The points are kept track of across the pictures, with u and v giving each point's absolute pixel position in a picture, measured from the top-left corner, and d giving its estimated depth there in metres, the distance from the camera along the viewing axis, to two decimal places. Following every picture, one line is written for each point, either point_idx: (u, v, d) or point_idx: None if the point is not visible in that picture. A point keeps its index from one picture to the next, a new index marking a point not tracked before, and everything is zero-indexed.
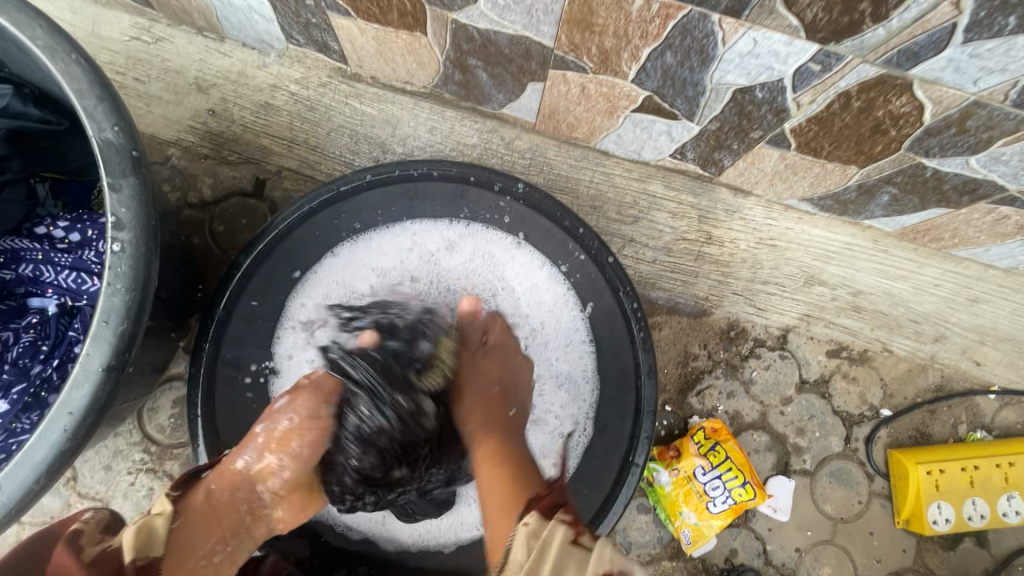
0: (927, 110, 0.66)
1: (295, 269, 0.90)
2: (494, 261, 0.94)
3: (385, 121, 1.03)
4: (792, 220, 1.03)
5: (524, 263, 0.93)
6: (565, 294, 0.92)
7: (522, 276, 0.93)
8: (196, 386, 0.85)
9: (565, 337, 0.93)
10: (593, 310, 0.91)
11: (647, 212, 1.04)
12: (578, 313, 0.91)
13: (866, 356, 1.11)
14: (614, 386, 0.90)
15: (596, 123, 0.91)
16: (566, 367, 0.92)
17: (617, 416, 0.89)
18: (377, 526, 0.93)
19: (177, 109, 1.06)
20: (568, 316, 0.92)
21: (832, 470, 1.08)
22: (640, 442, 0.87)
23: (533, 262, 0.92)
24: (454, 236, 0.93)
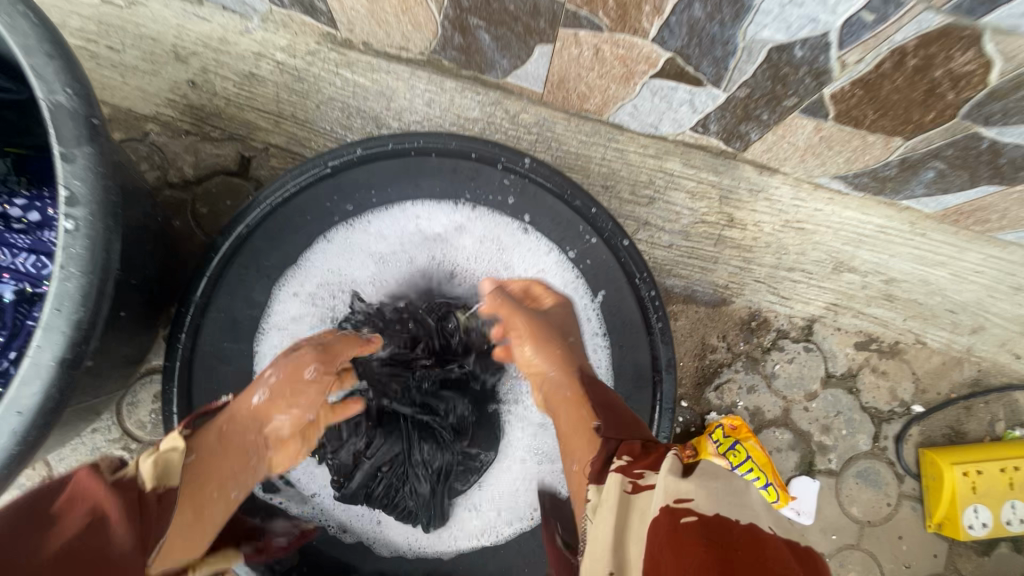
0: (995, 68, 0.58)
1: (283, 254, 0.83)
2: (500, 250, 0.88)
3: (379, 92, 0.95)
4: (823, 201, 0.94)
5: (532, 253, 0.87)
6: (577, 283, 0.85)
7: (528, 263, 0.87)
8: (173, 381, 0.78)
9: None
10: (607, 300, 0.83)
11: (663, 192, 0.95)
12: (590, 303, 0.84)
13: (897, 349, 1.03)
14: (630, 382, 0.82)
15: (610, 92, 0.83)
16: None
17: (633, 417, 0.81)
18: (371, 528, 0.87)
19: (155, 80, 0.98)
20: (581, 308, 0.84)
21: (860, 470, 1.01)
22: None
23: (540, 249, 0.86)
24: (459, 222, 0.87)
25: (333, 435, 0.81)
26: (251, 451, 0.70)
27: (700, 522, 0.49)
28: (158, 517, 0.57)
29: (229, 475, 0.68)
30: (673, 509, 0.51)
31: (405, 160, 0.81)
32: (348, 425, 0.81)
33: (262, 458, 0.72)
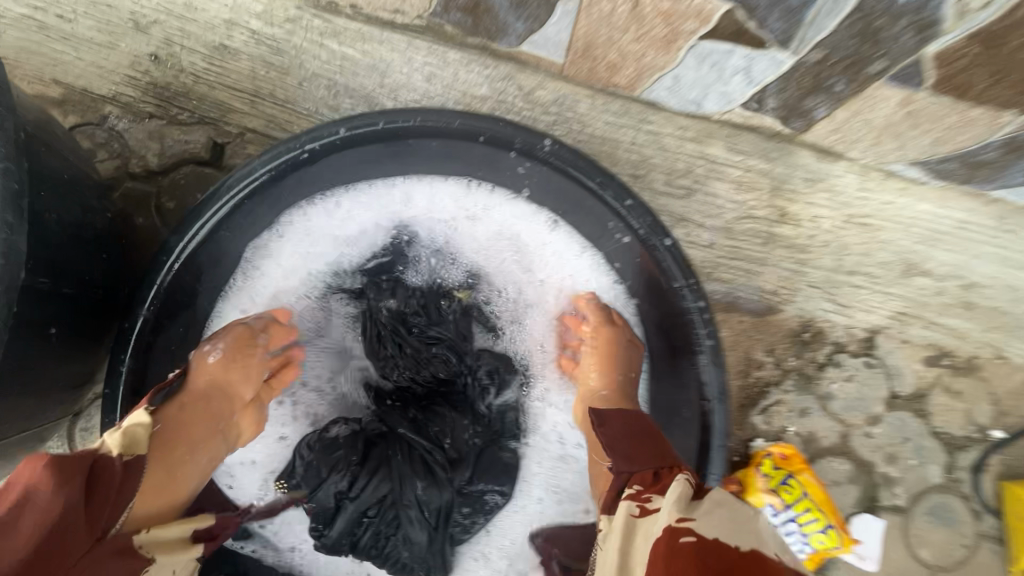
0: None
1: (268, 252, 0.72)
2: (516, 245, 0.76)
3: (370, 66, 0.81)
4: (894, 191, 0.80)
5: (554, 250, 0.75)
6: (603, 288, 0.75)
7: (546, 259, 0.76)
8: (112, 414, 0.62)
9: None
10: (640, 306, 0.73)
11: (704, 181, 0.81)
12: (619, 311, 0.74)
13: (973, 365, 0.88)
14: (668, 405, 0.69)
15: (646, 60, 0.69)
16: None
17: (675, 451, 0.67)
18: None
19: (112, 54, 0.85)
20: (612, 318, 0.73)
21: (930, 506, 0.87)
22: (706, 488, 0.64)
23: (564, 246, 0.74)
24: (466, 212, 0.75)
25: (310, 472, 0.69)
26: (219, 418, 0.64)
27: (699, 542, 0.43)
28: (127, 483, 0.52)
29: (198, 440, 0.62)
30: (674, 529, 0.45)
31: (400, 142, 0.67)
32: (327, 460, 0.69)
33: (227, 426, 0.65)
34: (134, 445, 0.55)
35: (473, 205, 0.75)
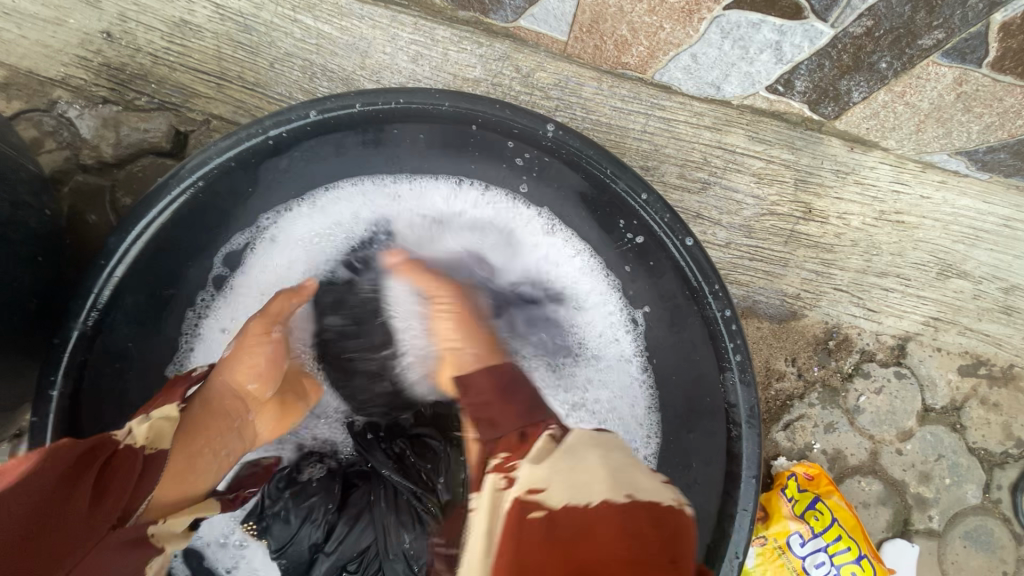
0: None
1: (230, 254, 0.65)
2: (504, 247, 0.71)
3: (349, 45, 0.72)
4: (932, 184, 0.72)
5: (547, 251, 0.69)
6: (603, 292, 0.68)
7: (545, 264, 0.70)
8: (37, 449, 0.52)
9: (604, 347, 0.69)
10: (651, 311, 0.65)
11: (722, 174, 0.73)
12: (619, 313, 0.68)
13: (1012, 374, 0.81)
14: (689, 423, 0.61)
15: (662, 35, 0.62)
16: (605, 393, 0.68)
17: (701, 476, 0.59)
18: None
19: (59, 32, 0.75)
20: (605, 318, 0.69)
21: (967, 529, 0.80)
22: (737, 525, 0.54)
23: (564, 249, 0.69)
24: (448, 214, 0.69)
25: (280, 523, 0.62)
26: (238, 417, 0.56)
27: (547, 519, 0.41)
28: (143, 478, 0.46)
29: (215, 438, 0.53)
30: (524, 501, 0.43)
31: (381, 126, 0.58)
32: (300, 507, 0.63)
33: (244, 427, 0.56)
34: (158, 440, 0.49)
35: (464, 205, 0.69)
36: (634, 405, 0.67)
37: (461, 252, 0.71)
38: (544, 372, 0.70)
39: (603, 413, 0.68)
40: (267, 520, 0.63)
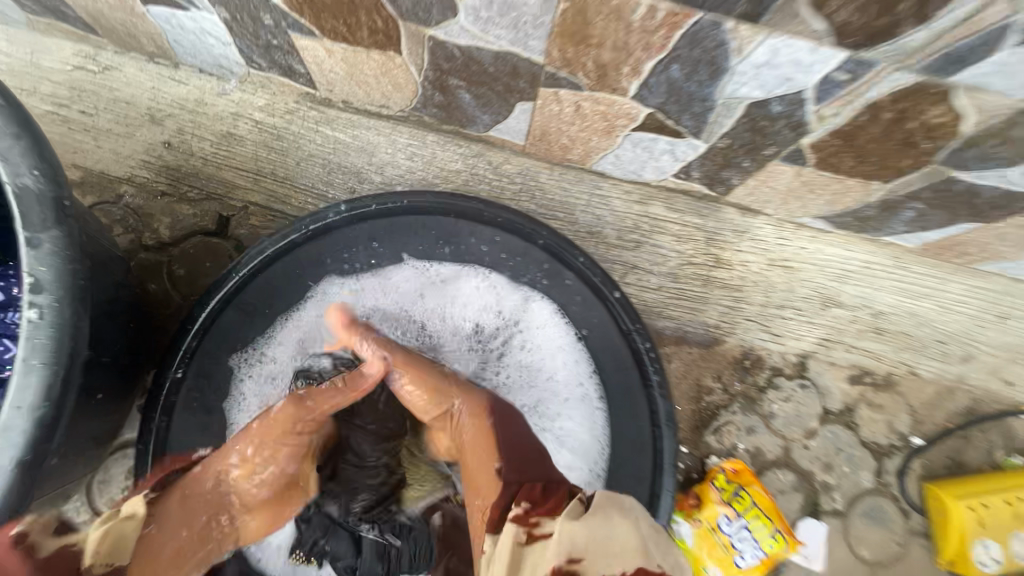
0: (967, 119, 0.59)
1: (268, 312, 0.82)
2: (496, 323, 0.87)
3: (360, 148, 0.94)
4: (807, 238, 0.96)
5: (528, 321, 0.86)
6: (581, 365, 0.84)
7: (528, 331, 0.86)
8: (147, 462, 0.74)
9: (564, 392, 0.85)
10: (593, 357, 0.83)
11: (649, 236, 0.96)
12: (583, 366, 0.83)
13: (890, 382, 1.02)
14: (630, 439, 0.80)
15: (592, 143, 0.83)
16: (565, 427, 0.85)
17: (636, 470, 0.78)
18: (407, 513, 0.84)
19: (128, 142, 0.96)
20: (571, 371, 0.84)
21: (866, 509, 0.99)
22: (660, 499, 0.76)
23: (539, 314, 0.85)
24: (447, 300, 0.87)
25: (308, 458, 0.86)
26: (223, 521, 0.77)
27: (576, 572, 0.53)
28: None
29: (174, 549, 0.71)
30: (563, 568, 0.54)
31: (386, 220, 0.80)
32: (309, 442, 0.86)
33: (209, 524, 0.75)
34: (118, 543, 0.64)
35: (450, 279, 0.86)
36: (593, 434, 0.83)
37: (455, 327, 0.88)
38: (523, 417, 0.86)
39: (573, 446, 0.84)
40: (318, 545, 0.82)
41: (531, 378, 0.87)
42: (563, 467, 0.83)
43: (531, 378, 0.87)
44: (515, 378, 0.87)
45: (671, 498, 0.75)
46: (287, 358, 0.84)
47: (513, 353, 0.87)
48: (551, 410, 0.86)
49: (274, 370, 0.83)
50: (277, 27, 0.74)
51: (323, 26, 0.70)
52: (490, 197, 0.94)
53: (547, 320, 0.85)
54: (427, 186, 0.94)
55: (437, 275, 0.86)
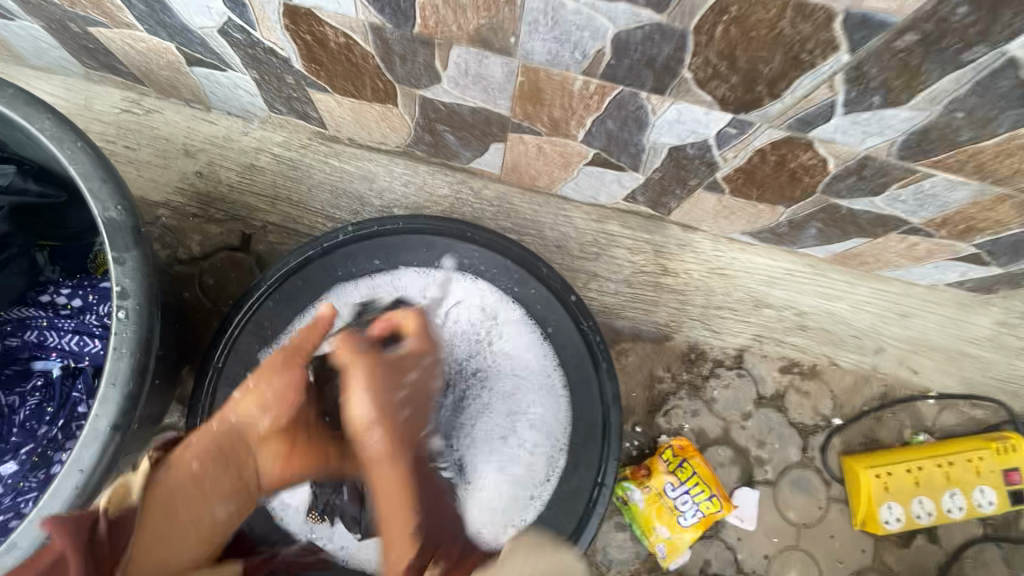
0: (830, 162, 0.78)
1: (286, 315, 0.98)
2: (482, 323, 1.01)
3: (362, 176, 1.12)
4: (738, 250, 1.15)
5: (508, 321, 1.01)
6: (551, 358, 0.99)
7: (509, 331, 1.01)
8: None
9: (535, 382, 1.00)
10: (560, 352, 0.99)
11: (607, 249, 1.14)
12: (551, 360, 0.99)
13: (815, 371, 1.20)
14: (584, 417, 0.97)
15: (555, 174, 1.02)
16: (536, 412, 0.99)
17: (589, 443, 0.97)
18: None
19: (165, 173, 1.12)
20: (542, 363, 1.00)
21: (793, 478, 1.17)
22: (607, 462, 0.95)
23: (517, 317, 1.00)
24: (440, 302, 1.01)
25: None
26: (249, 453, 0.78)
27: None
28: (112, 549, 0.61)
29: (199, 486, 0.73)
30: None
31: (387, 238, 0.98)
32: None
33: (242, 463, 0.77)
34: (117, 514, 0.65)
35: (442, 285, 1.01)
36: (558, 416, 0.99)
37: (444, 325, 1.01)
38: (503, 404, 1.00)
39: (542, 427, 0.99)
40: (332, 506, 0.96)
41: (509, 370, 1.01)
42: (535, 446, 0.98)
43: (508, 369, 1.01)
44: (495, 367, 1.01)
45: (615, 462, 0.94)
46: None
47: (494, 348, 1.01)
48: (527, 398, 1.00)
49: None
50: (297, 85, 0.92)
51: (334, 86, 0.88)
52: (472, 217, 1.12)
53: (523, 321, 1.00)
54: (419, 208, 1.12)
55: (431, 281, 1.01)
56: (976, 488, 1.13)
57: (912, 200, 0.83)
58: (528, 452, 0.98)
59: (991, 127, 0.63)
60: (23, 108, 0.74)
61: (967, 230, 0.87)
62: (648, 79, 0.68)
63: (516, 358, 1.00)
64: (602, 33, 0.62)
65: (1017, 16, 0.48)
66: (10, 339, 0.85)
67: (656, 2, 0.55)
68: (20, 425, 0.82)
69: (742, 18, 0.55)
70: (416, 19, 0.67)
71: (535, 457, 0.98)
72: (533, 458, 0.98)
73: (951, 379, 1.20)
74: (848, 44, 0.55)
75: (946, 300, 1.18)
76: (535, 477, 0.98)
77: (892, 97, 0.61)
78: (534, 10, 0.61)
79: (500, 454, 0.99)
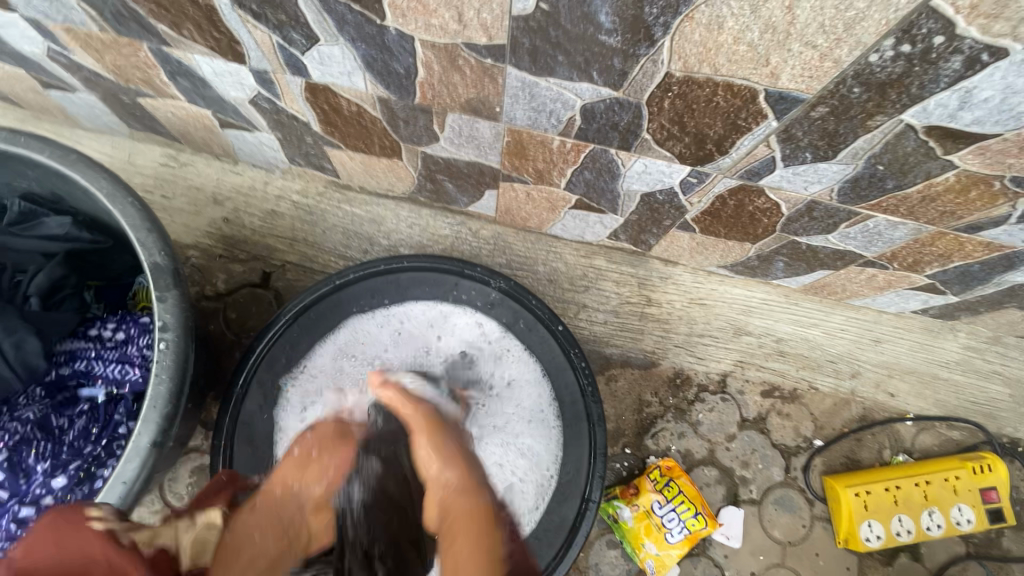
0: (782, 206, 0.88)
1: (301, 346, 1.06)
2: (483, 355, 1.10)
3: (371, 220, 1.24)
4: (716, 282, 1.25)
5: (507, 355, 1.10)
6: (545, 390, 1.08)
7: (508, 365, 1.10)
8: (218, 456, 0.99)
9: (529, 414, 1.08)
10: (553, 384, 1.07)
11: (594, 281, 1.24)
12: (545, 390, 1.08)
13: (796, 394, 1.26)
14: (574, 441, 1.05)
15: (544, 216, 1.13)
16: (530, 442, 1.07)
17: (574, 469, 1.04)
18: None
19: (196, 218, 1.25)
20: (537, 396, 1.08)
21: (777, 498, 1.23)
22: (594, 481, 1.02)
23: (516, 350, 1.09)
24: (446, 332, 1.12)
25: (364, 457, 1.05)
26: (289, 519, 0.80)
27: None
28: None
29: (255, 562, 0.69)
30: None
31: (396, 276, 1.09)
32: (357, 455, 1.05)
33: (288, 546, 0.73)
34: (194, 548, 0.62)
35: (448, 318, 1.11)
36: (550, 445, 1.06)
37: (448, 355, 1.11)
38: (498, 436, 1.08)
39: (534, 456, 1.07)
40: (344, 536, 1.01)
41: (508, 401, 1.09)
42: (527, 473, 1.06)
43: (507, 400, 1.09)
44: (494, 395, 1.10)
45: (601, 481, 1.02)
46: (320, 374, 1.07)
47: (496, 381, 1.10)
48: (520, 428, 1.08)
49: (310, 383, 1.06)
50: (316, 144, 1.05)
51: (347, 143, 1.01)
52: (471, 254, 1.23)
53: (521, 355, 1.09)
54: (423, 246, 1.23)
55: (438, 315, 1.11)
56: (954, 506, 1.18)
57: (861, 237, 0.92)
58: (520, 479, 1.06)
59: (910, 177, 0.73)
60: (84, 170, 0.87)
61: (915, 263, 0.96)
62: (614, 140, 0.79)
63: (515, 391, 1.09)
64: (572, 104, 0.73)
65: (902, 94, 0.59)
66: (61, 368, 0.96)
67: (611, 82, 0.67)
68: (69, 444, 0.92)
69: (683, 94, 0.66)
70: (416, 93, 0.79)
71: (528, 485, 1.06)
72: (525, 485, 1.05)
73: (927, 402, 1.26)
74: (773, 114, 0.65)
75: (915, 326, 1.26)
76: (525, 503, 1.05)
77: (820, 153, 0.71)
78: (513, 88, 0.73)
79: (496, 487, 1.06)
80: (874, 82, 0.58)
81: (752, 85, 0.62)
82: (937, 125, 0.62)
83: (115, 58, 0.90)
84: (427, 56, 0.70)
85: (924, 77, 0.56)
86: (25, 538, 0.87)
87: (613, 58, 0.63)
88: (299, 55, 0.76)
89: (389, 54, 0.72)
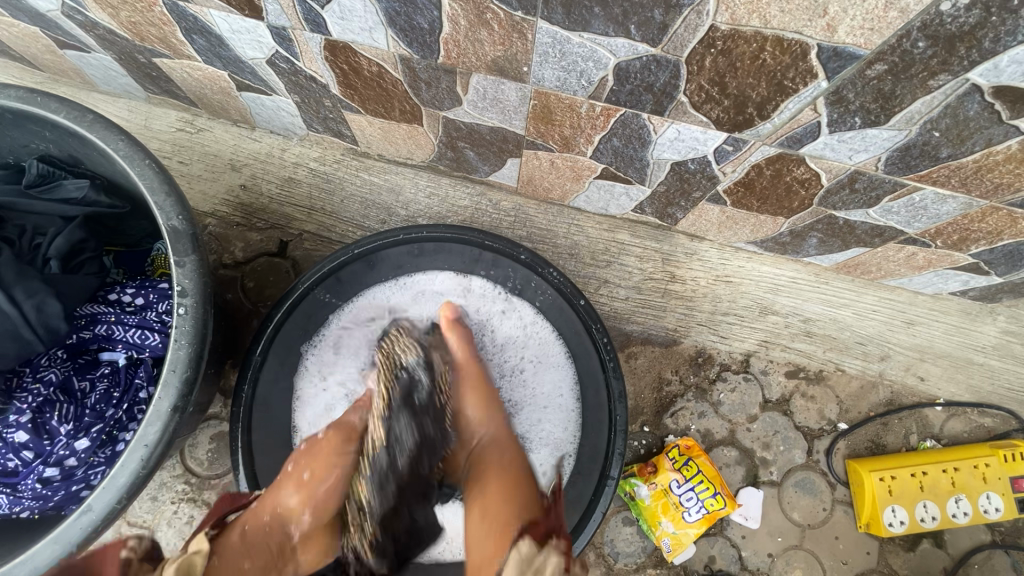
0: (822, 176, 0.83)
1: (317, 315, 1.05)
2: (515, 343, 1.08)
3: (389, 189, 1.21)
4: (744, 259, 1.21)
5: (529, 336, 1.08)
6: (568, 374, 1.06)
7: (529, 345, 1.08)
8: (238, 422, 0.99)
9: (550, 396, 1.06)
10: (576, 367, 1.05)
11: (617, 256, 1.21)
12: (567, 369, 1.06)
13: (822, 376, 1.23)
14: (594, 419, 1.03)
15: (567, 187, 1.09)
16: (550, 424, 1.06)
17: (593, 448, 1.03)
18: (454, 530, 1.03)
19: (213, 185, 1.23)
20: (558, 377, 1.06)
21: (797, 480, 1.20)
22: (613, 458, 1.01)
23: (537, 330, 1.07)
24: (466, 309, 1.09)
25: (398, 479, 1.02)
26: (340, 445, 0.90)
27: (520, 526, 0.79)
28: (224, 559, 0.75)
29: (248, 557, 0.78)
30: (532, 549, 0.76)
31: (415, 246, 1.06)
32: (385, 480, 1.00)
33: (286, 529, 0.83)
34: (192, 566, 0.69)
35: (469, 294, 1.08)
36: (569, 427, 1.05)
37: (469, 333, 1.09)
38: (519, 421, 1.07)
39: (553, 439, 1.05)
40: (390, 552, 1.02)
41: (529, 385, 1.08)
42: (546, 455, 1.05)
43: (529, 384, 1.08)
44: (516, 379, 1.08)
45: (620, 459, 1.00)
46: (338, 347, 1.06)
47: (518, 362, 1.08)
48: (540, 410, 1.07)
49: (326, 354, 1.06)
50: (334, 108, 1.02)
51: (367, 108, 0.98)
52: (490, 226, 1.20)
53: (543, 334, 1.07)
54: (441, 217, 1.21)
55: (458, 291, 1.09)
56: (983, 494, 1.14)
57: (904, 212, 0.88)
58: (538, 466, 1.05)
59: (967, 145, 0.68)
60: (100, 130, 0.85)
61: (961, 240, 0.91)
62: (648, 103, 0.74)
63: (536, 374, 1.07)
64: (604, 63, 0.69)
65: (972, 49, 0.54)
66: (82, 332, 0.95)
67: (650, 37, 0.62)
68: (91, 407, 0.92)
69: (727, 50, 0.62)
70: (441, 51, 0.75)
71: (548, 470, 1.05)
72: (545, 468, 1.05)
73: (959, 387, 1.22)
74: (824, 73, 0.61)
75: (952, 309, 1.20)
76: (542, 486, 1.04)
77: (870, 118, 0.67)
78: (543, 44, 0.68)
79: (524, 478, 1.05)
80: (942, 34, 0.54)
81: (804, 40, 0.57)
82: (1007, 85, 0.58)
83: (131, 14, 0.88)
84: (453, 8, 0.67)
85: (1001, 29, 0.52)
86: (52, 497, 0.91)
87: (654, 10, 0.59)
88: (319, 9, 0.73)
89: (413, 7, 0.68)
